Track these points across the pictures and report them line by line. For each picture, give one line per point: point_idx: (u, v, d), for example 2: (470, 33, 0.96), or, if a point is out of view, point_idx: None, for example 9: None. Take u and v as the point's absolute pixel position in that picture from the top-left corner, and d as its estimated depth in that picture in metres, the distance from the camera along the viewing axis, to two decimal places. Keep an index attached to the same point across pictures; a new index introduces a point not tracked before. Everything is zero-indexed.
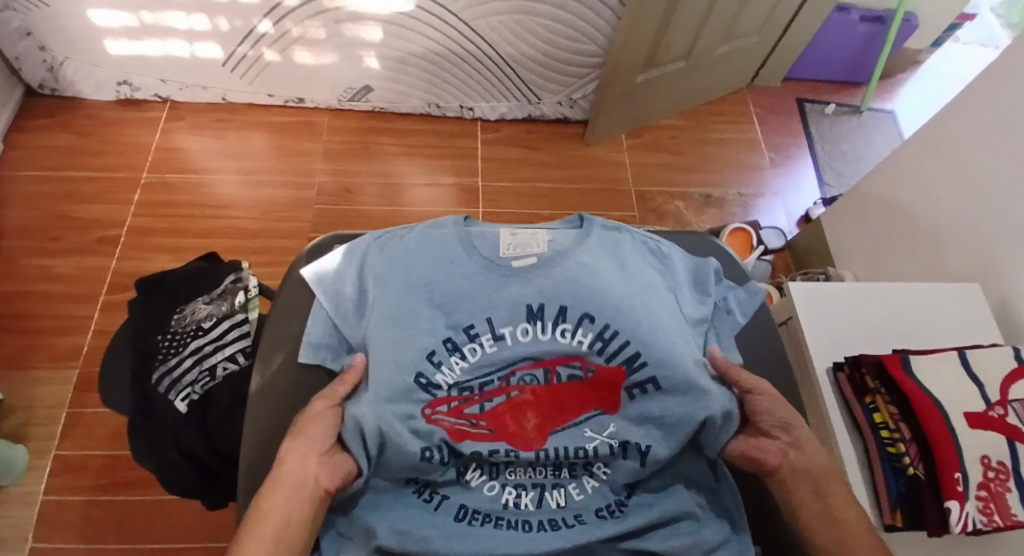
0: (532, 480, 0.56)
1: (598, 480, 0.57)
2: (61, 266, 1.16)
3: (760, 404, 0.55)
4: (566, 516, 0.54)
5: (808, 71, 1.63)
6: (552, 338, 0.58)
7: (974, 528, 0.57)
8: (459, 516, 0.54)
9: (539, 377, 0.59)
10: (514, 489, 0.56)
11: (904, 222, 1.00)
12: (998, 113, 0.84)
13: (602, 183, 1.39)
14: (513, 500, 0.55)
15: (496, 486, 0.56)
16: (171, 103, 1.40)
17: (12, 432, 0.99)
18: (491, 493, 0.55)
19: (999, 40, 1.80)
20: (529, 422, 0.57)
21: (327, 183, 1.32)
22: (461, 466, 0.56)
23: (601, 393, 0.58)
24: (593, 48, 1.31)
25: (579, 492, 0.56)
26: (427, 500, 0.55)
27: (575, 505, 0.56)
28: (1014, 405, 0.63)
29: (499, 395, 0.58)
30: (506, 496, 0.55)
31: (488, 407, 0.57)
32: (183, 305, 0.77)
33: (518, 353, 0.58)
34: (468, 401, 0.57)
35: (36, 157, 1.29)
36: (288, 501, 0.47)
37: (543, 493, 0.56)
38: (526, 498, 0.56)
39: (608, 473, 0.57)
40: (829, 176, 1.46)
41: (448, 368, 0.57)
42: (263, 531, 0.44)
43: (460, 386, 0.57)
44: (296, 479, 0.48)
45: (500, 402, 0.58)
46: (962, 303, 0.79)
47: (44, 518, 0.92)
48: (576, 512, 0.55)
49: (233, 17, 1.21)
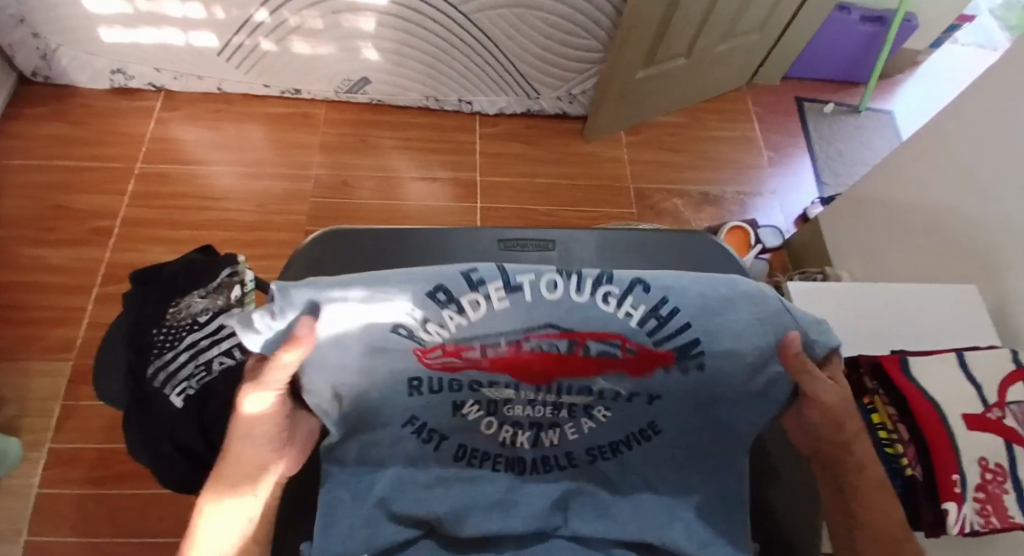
0: (530, 419, 0.43)
1: (596, 421, 0.43)
2: (55, 256, 1.15)
3: (812, 414, 0.41)
4: (557, 455, 0.47)
5: (807, 70, 1.63)
6: (589, 307, 0.34)
7: (971, 530, 0.57)
8: (451, 448, 0.46)
9: (560, 348, 0.35)
10: (511, 427, 0.44)
11: (901, 223, 1.01)
12: (996, 116, 0.84)
13: (600, 179, 1.38)
14: (509, 438, 0.45)
15: (492, 424, 0.44)
16: (166, 93, 1.38)
17: (4, 424, 0.98)
18: (489, 430, 0.44)
19: (996, 42, 1.81)
20: (532, 370, 0.38)
21: (324, 176, 1.31)
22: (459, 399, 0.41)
23: (635, 362, 0.36)
24: (593, 43, 1.30)
25: (574, 432, 0.45)
26: (426, 440, 0.45)
27: (568, 443, 0.46)
28: (1012, 407, 0.63)
29: (504, 352, 0.36)
30: (504, 433, 0.45)
31: (489, 355, 0.36)
32: (178, 299, 0.76)
33: (546, 319, 0.34)
34: (466, 348, 0.35)
35: (29, 146, 1.27)
36: (237, 484, 0.43)
37: (539, 432, 0.45)
38: (524, 437, 0.45)
39: (608, 415, 0.42)
40: (827, 175, 1.47)
41: (438, 321, 0.33)
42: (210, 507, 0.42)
43: (459, 339, 0.34)
44: (254, 468, 0.43)
45: (506, 350, 0.36)
46: (960, 305, 0.79)
47: (36, 511, 0.92)
48: (569, 450, 0.47)
49: (230, 6, 1.20)
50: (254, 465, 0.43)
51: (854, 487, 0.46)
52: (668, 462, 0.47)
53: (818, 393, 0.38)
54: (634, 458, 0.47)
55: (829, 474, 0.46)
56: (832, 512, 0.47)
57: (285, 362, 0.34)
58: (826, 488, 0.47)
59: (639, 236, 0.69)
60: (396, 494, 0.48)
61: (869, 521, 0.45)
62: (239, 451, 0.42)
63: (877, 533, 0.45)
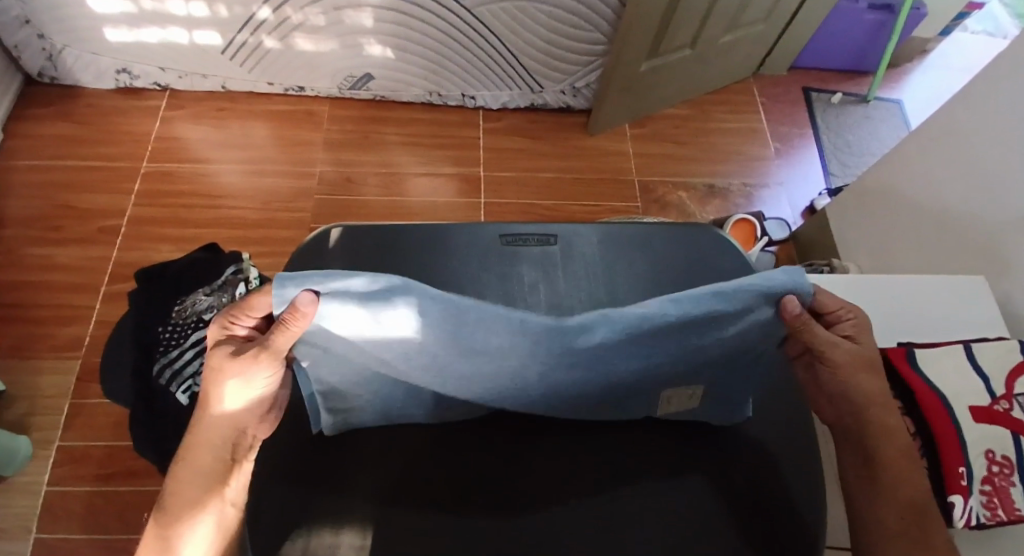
0: (521, 376, 0.47)
1: (596, 373, 0.47)
2: (63, 255, 1.16)
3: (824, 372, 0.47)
4: (560, 393, 0.50)
5: (815, 60, 1.61)
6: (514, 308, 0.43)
7: (977, 523, 0.57)
8: (442, 360, 0.45)
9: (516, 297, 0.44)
10: (506, 380, 0.48)
11: (910, 214, 0.99)
12: (1004, 106, 0.83)
13: (605, 173, 1.38)
14: (504, 385, 0.49)
15: (485, 373, 0.47)
16: (170, 92, 1.39)
17: (14, 422, 0.99)
18: (486, 346, 0.43)
19: (1007, 29, 1.77)
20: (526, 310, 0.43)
21: (328, 173, 1.31)
22: (466, 365, 0.46)
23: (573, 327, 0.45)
24: (596, 35, 1.29)
25: (574, 381, 0.48)
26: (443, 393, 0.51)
27: (558, 393, 0.50)
28: (1020, 399, 0.62)
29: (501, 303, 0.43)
30: (499, 354, 0.44)
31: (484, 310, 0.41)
32: (184, 296, 0.77)
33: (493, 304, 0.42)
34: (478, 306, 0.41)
35: (37, 146, 1.28)
36: (218, 455, 0.45)
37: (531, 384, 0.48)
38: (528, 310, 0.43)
39: (611, 365, 0.46)
40: (834, 167, 1.45)
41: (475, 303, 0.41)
42: (188, 488, 0.44)
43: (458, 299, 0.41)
44: (210, 435, 0.45)
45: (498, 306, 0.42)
46: (967, 296, 0.78)
47: (47, 506, 0.93)
48: (561, 396, 0.50)
49: (232, 4, 1.20)
50: (230, 430, 0.45)
51: (879, 460, 0.45)
52: (656, 373, 0.48)
53: (828, 352, 0.44)
54: (638, 352, 0.45)
55: (857, 443, 0.47)
56: (851, 482, 0.47)
57: (297, 325, 0.37)
58: (849, 454, 0.48)
59: (643, 230, 0.68)
60: (399, 394, 0.50)
61: (899, 488, 0.44)
62: (213, 416, 0.44)
63: (905, 507, 0.44)
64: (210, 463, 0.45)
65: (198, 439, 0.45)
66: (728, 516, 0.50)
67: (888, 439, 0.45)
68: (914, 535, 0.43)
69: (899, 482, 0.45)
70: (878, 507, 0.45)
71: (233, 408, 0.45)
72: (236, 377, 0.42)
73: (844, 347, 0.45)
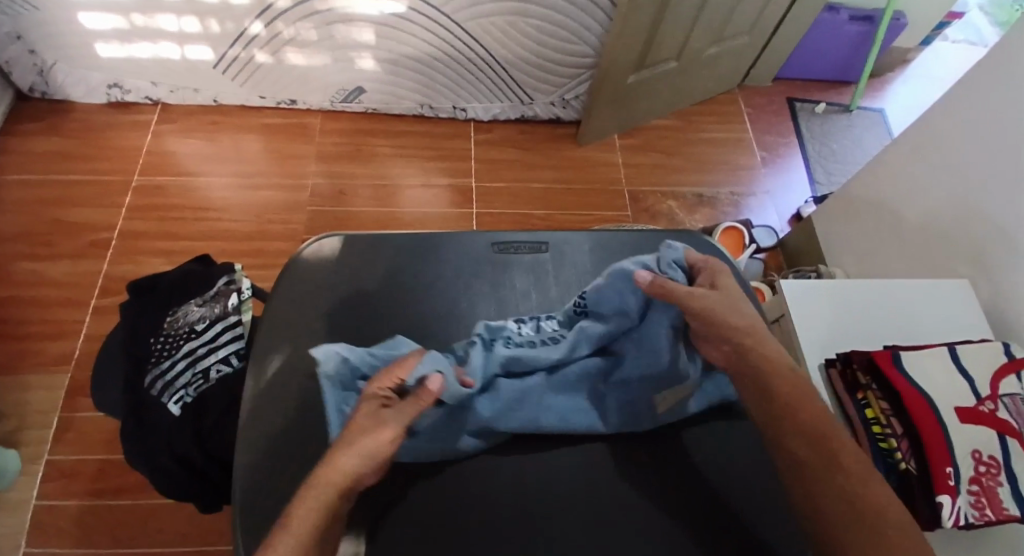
0: (534, 392, 0.54)
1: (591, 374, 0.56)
2: (54, 270, 1.15)
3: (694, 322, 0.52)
4: (568, 404, 0.55)
5: (799, 71, 1.64)
6: (518, 331, 0.57)
7: (966, 523, 0.57)
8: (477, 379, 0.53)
9: (517, 329, 0.57)
10: (526, 403, 0.53)
11: (895, 220, 1.01)
12: (984, 114, 0.85)
13: (595, 183, 1.39)
14: (529, 413, 0.53)
15: (505, 397, 0.53)
16: (162, 106, 1.39)
17: (3, 438, 0.98)
18: (502, 360, 0.54)
19: (986, 39, 1.82)
20: (527, 331, 0.58)
21: (320, 185, 1.32)
22: (492, 390, 0.53)
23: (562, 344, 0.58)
24: (585, 48, 1.31)
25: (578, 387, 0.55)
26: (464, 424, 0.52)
27: (569, 406, 0.55)
28: (1005, 400, 0.63)
29: (522, 328, 0.58)
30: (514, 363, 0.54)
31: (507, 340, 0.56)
32: (176, 308, 0.77)
33: (503, 330, 0.57)
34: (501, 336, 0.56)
35: (27, 161, 1.28)
36: (334, 482, 0.39)
37: (545, 398, 0.54)
38: (526, 328, 0.58)
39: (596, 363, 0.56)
40: (820, 175, 1.47)
41: (494, 336, 0.56)
42: (303, 509, 0.37)
43: (487, 331, 0.56)
44: (334, 469, 0.40)
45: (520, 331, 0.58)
46: (950, 299, 0.80)
47: (36, 524, 0.92)
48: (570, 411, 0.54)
49: (224, 19, 1.20)
50: (347, 474, 0.40)
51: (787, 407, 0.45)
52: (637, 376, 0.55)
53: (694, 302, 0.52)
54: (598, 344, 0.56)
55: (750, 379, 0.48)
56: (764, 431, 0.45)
57: (426, 397, 0.46)
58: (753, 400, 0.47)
59: (634, 237, 0.70)
60: (429, 431, 0.51)
61: (807, 425, 0.43)
62: (343, 456, 0.41)
63: (812, 431, 0.43)
64: (326, 488, 0.39)
65: (331, 466, 0.40)
66: (706, 518, 0.50)
67: (770, 368, 0.48)
68: (840, 477, 0.40)
69: (796, 407, 0.45)
70: (788, 442, 0.43)
71: (349, 456, 0.41)
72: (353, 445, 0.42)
73: (703, 295, 0.53)
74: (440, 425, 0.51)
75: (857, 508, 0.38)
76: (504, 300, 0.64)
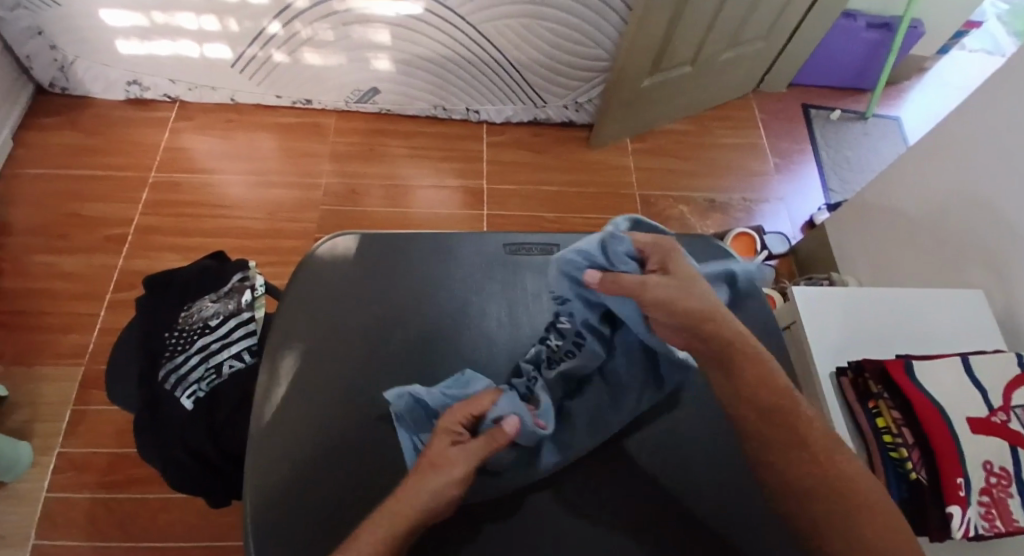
0: (592, 404, 0.54)
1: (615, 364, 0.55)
2: (71, 263, 1.17)
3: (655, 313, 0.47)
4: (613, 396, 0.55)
5: (814, 77, 1.63)
6: (548, 348, 0.56)
7: (975, 533, 0.57)
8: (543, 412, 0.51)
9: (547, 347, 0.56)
10: (589, 419, 0.54)
11: (908, 229, 1.00)
12: (1001, 124, 0.84)
13: (606, 187, 1.39)
14: (598, 429, 0.54)
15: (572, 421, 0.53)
16: (180, 103, 1.41)
17: (17, 428, 1.00)
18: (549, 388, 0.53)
19: (1005, 48, 1.80)
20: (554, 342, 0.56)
21: (333, 184, 1.33)
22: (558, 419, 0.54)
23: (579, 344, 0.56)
24: (599, 52, 1.31)
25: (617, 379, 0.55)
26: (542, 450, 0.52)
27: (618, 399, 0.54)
28: (1017, 411, 0.63)
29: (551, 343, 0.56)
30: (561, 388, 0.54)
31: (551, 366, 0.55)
32: (190, 303, 0.78)
33: (538, 355, 0.56)
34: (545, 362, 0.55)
35: (46, 155, 1.30)
36: (403, 509, 0.39)
37: (603, 406, 0.54)
38: (553, 340, 0.56)
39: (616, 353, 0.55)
40: (834, 183, 1.46)
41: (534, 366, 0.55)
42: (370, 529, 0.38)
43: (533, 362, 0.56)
44: (401, 494, 0.40)
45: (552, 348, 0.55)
46: (964, 310, 0.79)
47: (48, 513, 0.93)
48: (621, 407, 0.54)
49: (243, 19, 1.22)
50: (415, 504, 0.40)
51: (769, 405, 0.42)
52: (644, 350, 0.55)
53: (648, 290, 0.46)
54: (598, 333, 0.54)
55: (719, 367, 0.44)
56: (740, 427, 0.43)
57: (502, 435, 0.45)
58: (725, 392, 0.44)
59: None
60: (516, 465, 0.51)
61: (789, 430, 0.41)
62: (411, 485, 0.41)
63: (793, 433, 0.41)
64: (391, 513, 0.39)
65: (400, 495, 0.40)
66: (704, 519, 0.51)
67: (737, 354, 0.44)
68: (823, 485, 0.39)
69: (771, 400, 0.42)
70: (756, 430, 0.42)
71: (420, 486, 0.41)
72: (422, 475, 0.41)
73: (658, 283, 0.47)
74: (523, 457, 0.51)
75: (819, 488, 0.39)
76: (515, 299, 0.64)
